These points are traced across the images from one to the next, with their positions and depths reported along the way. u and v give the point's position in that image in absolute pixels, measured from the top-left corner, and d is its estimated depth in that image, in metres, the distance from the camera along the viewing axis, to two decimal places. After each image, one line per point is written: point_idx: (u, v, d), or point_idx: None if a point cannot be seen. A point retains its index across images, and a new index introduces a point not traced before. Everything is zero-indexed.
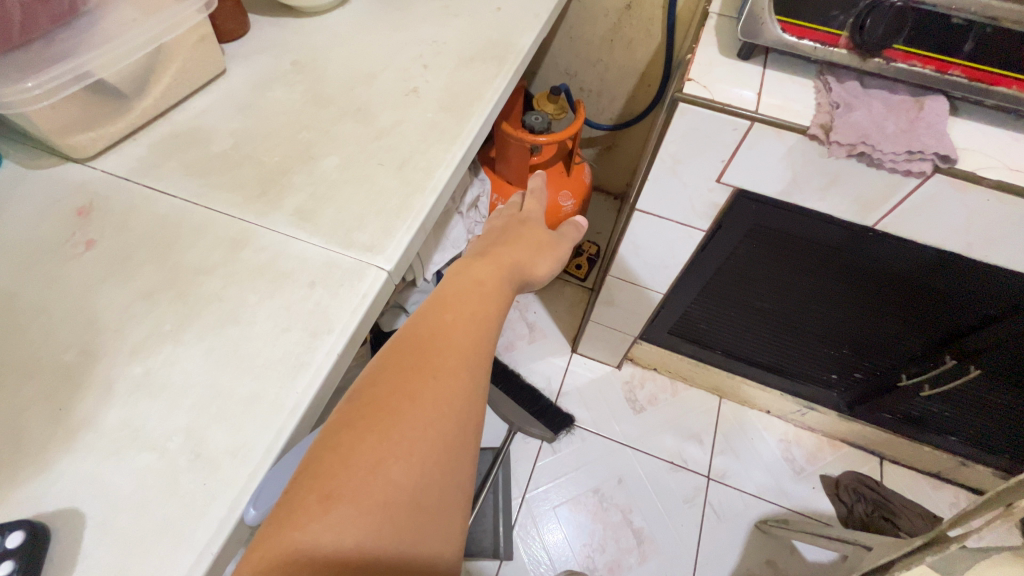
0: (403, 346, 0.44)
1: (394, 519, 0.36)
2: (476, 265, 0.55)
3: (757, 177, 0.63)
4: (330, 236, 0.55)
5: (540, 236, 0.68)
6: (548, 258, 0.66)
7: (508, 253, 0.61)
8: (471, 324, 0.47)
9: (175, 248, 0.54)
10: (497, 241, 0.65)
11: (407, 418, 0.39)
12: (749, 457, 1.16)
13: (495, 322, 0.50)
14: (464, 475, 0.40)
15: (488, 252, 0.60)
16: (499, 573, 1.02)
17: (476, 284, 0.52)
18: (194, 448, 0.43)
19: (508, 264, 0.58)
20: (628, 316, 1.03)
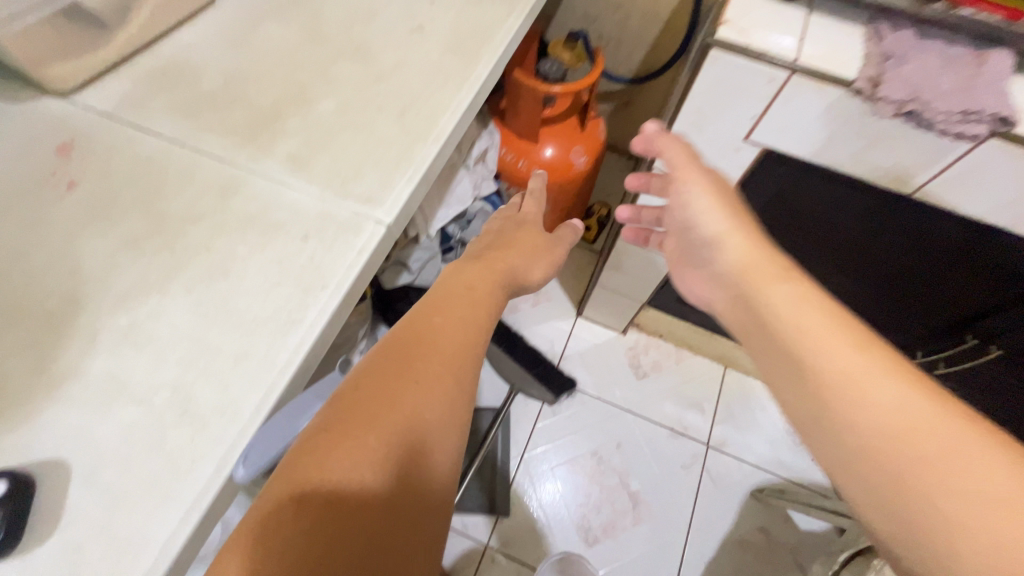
0: (390, 348, 0.44)
1: (366, 523, 0.35)
2: (468, 271, 0.56)
3: (789, 137, 0.58)
4: (325, 186, 0.51)
5: (535, 239, 0.68)
6: (544, 263, 0.66)
7: (504, 257, 0.61)
8: (459, 329, 0.47)
9: (161, 194, 0.51)
10: (494, 244, 0.65)
11: (387, 400, 0.40)
12: (749, 427, 1.15)
13: (484, 327, 0.49)
14: (443, 480, 0.40)
15: (483, 256, 0.60)
16: (495, 529, 1.04)
17: (466, 288, 0.53)
18: (182, 404, 0.41)
19: (502, 269, 0.58)
20: (638, 282, 1.00)
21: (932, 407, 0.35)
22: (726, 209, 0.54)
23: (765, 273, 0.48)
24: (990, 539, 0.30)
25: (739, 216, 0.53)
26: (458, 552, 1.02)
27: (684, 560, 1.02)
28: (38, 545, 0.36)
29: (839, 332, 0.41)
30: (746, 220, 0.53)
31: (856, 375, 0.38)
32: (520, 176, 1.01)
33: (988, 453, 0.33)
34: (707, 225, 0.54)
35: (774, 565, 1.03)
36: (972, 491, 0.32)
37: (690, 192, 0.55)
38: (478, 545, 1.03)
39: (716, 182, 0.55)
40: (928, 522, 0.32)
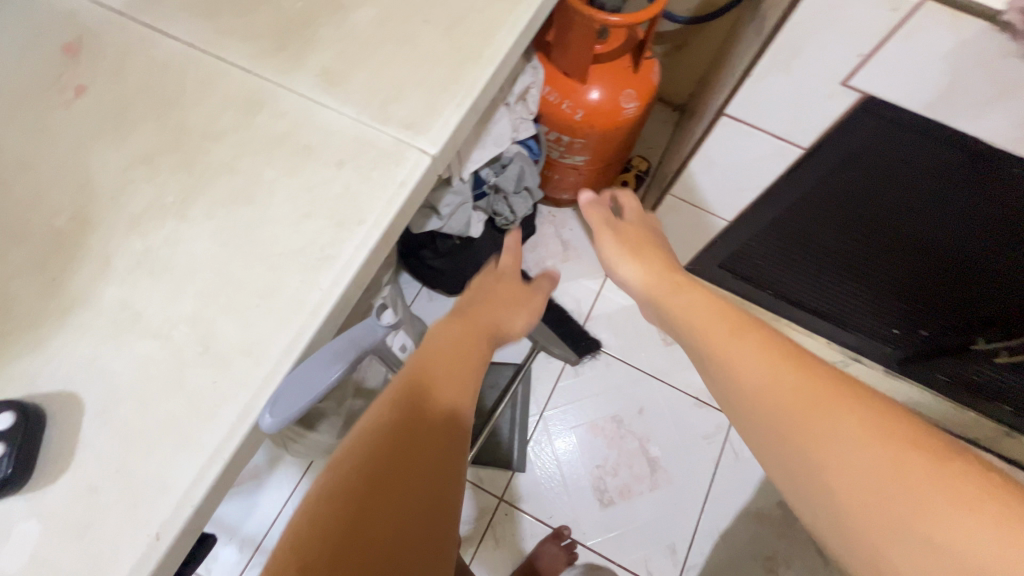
0: (390, 401, 0.41)
1: None
2: (446, 326, 0.53)
3: (898, 83, 0.50)
4: (363, 107, 0.45)
5: (514, 291, 0.63)
6: (526, 316, 0.62)
7: (481, 313, 0.57)
8: (451, 379, 0.45)
9: (179, 105, 0.45)
10: (471, 299, 0.61)
11: (389, 447, 0.38)
12: None
13: (472, 377, 0.47)
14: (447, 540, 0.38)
15: (461, 312, 0.57)
16: (510, 483, 1.03)
17: (450, 340, 0.50)
18: (202, 342, 0.37)
19: (482, 326, 0.55)
20: (679, 244, 0.94)
21: (786, 365, 0.38)
22: (636, 254, 0.60)
23: (661, 283, 0.55)
24: (837, 460, 0.33)
25: (645, 257, 0.60)
26: (471, 503, 1.02)
27: (698, 528, 1.01)
28: (51, 483, 0.33)
29: (718, 321, 0.45)
30: (651, 258, 0.60)
31: (731, 353, 0.41)
32: (562, 120, 0.93)
33: (838, 392, 0.35)
34: (620, 270, 0.61)
35: (790, 541, 1.01)
36: (827, 424, 0.34)
37: (603, 246, 0.63)
38: (491, 498, 1.02)
39: (630, 236, 0.63)
40: (802, 458, 0.34)
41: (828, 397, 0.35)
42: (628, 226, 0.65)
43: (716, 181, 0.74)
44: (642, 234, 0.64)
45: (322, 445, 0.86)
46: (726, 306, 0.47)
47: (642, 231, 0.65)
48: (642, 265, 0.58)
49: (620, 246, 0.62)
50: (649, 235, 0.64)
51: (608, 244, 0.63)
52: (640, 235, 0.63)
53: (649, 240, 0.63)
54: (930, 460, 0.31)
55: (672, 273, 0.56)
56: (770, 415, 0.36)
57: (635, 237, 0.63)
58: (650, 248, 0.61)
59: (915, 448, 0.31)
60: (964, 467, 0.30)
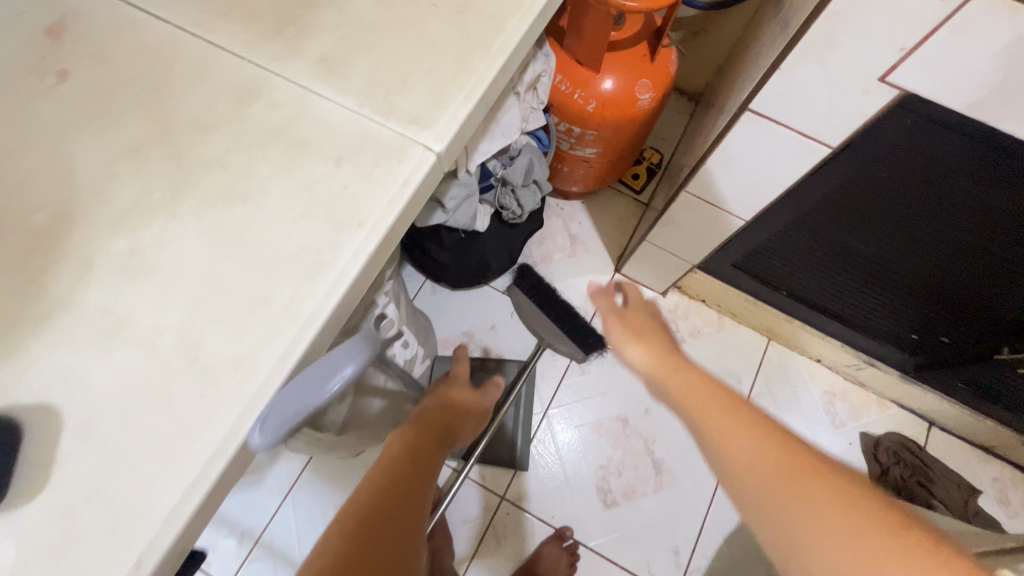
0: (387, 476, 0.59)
1: None
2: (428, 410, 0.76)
3: (941, 81, 0.46)
4: (364, 98, 0.42)
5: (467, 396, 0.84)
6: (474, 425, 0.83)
7: (443, 416, 0.76)
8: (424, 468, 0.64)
9: (167, 93, 0.42)
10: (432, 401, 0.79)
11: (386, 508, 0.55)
12: (788, 407, 1.08)
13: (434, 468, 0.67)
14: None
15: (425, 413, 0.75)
16: (512, 482, 1.02)
17: (427, 439, 0.69)
18: (190, 352, 0.34)
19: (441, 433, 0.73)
20: (692, 242, 0.91)
21: (771, 444, 0.44)
22: (640, 339, 0.64)
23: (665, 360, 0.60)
24: (813, 536, 0.38)
25: (646, 340, 0.64)
26: (473, 501, 1.01)
27: (702, 530, 1.00)
28: (27, 502, 0.31)
29: (711, 399, 0.50)
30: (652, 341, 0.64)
31: (721, 430, 0.47)
32: (574, 110, 0.89)
33: (809, 472, 0.41)
34: (624, 351, 0.65)
35: None
36: (802, 504, 0.39)
37: (610, 331, 0.67)
38: (493, 496, 1.01)
39: (635, 320, 0.67)
40: (786, 532, 0.39)
41: (803, 476, 0.41)
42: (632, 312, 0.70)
43: (735, 179, 0.70)
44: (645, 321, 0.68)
45: (323, 441, 0.84)
46: (716, 384, 0.53)
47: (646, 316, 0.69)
48: (645, 347, 0.62)
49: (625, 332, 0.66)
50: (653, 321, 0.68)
51: (614, 328, 0.68)
52: (646, 322, 0.67)
53: (653, 327, 0.67)
54: (886, 533, 0.36)
55: (673, 353, 0.60)
56: (751, 487, 0.42)
57: (640, 324, 0.67)
58: (653, 333, 0.65)
59: (869, 514, 0.37)
60: (924, 540, 0.35)
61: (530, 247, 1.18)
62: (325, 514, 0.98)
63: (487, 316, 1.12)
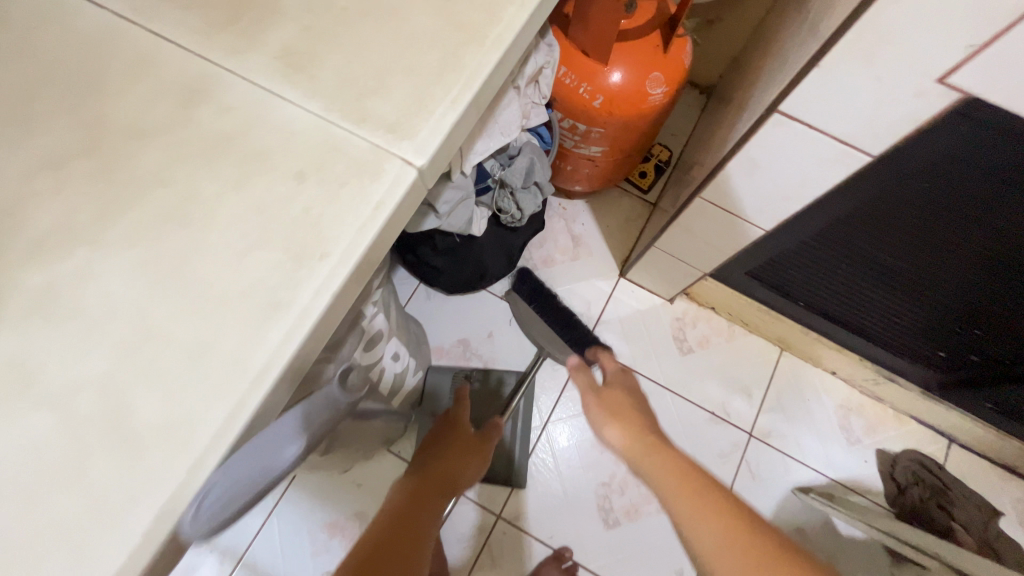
0: (373, 545, 0.51)
1: None
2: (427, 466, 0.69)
3: (1014, 83, 0.39)
4: (331, 101, 0.35)
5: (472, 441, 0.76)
6: (478, 467, 0.74)
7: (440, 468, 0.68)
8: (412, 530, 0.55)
9: (94, 91, 0.35)
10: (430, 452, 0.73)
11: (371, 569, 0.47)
12: (801, 422, 1.03)
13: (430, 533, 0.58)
14: None
15: (419, 471, 0.68)
16: (509, 500, 0.97)
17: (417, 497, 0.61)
18: (113, 416, 0.28)
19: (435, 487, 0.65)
20: (704, 250, 0.84)
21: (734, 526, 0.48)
22: (615, 415, 0.71)
23: (632, 429, 0.67)
24: None
25: (621, 414, 0.71)
26: (468, 520, 0.96)
27: None
28: None
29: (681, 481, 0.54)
30: (626, 414, 0.71)
31: (692, 516, 0.50)
32: (578, 106, 0.82)
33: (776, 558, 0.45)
34: (602, 428, 0.72)
35: None
36: None
37: (589, 410, 0.74)
38: (489, 514, 0.96)
39: (611, 399, 0.75)
40: None
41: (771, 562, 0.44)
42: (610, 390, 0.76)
43: (756, 186, 0.64)
44: (623, 399, 0.75)
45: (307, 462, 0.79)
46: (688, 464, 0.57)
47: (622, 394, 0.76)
48: (619, 424, 0.69)
49: (602, 411, 0.73)
50: (629, 399, 0.75)
51: (593, 407, 0.74)
52: (622, 401, 0.74)
53: (631, 407, 0.73)
54: None
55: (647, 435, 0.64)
56: (729, 575, 0.45)
57: (616, 401, 0.74)
58: (628, 410, 0.72)
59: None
60: None
61: (531, 249, 1.12)
62: (311, 532, 0.93)
63: (484, 322, 1.06)
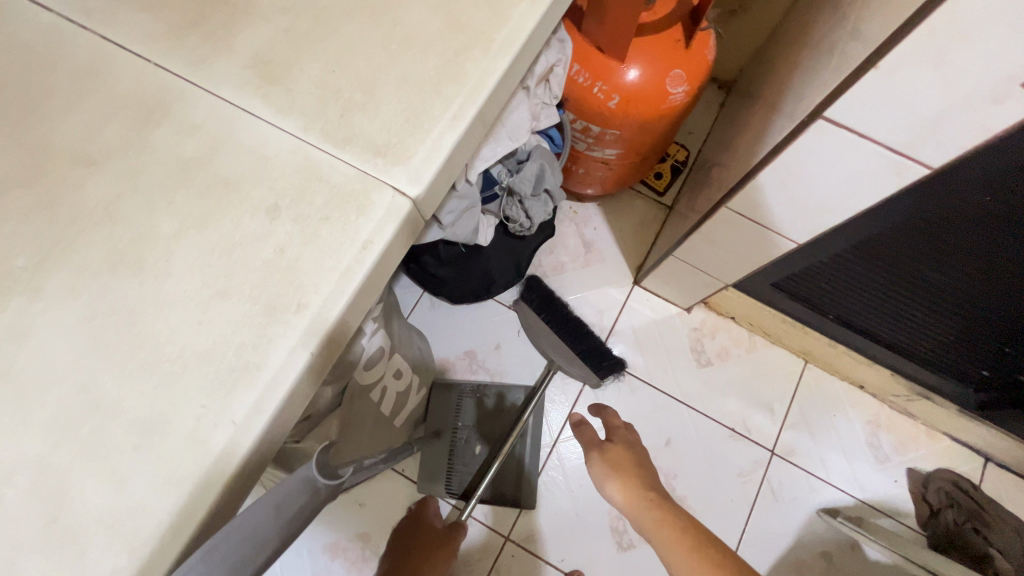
0: None
1: None
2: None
3: None
4: (311, 118, 0.30)
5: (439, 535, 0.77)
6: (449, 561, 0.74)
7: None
8: None
9: (35, 110, 0.30)
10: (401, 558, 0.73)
11: None
12: (826, 439, 0.97)
13: None
14: None
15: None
16: (518, 521, 0.92)
17: None
18: (48, 508, 0.24)
19: None
20: (727, 261, 0.78)
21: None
22: (618, 474, 0.65)
23: (635, 483, 0.64)
24: None
25: (625, 471, 0.65)
26: (474, 542, 0.91)
27: None
28: None
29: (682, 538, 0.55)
30: (630, 473, 0.66)
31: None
32: (592, 107, 0.76)
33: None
34: (604, 485, 0.66)
35: None
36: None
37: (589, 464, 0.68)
38: (497, 536, 0.92)
39: (616, 454, 0.68)
40: None
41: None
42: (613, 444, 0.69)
43: (790, 198, 0.58)
44: (629, 454, 0.68)
45: None
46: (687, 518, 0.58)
47: (628, 445, 0.69)
48: (625, 486, 0.64)
49: (604, 466, 0.67)
50: (634, 450, 0.69)
51: (594, 462, 0.68)
52: (629, 457, 0.67)
53: (637, 459, 0.67)
54: None
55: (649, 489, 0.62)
56: None
57: (620, 455, 0.68)
58: (632, 466, 0.66)
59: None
60: None
61: (540, 255, 1.06)
62: (312, 555, 0.89)
63: (491, 333, 1.01)
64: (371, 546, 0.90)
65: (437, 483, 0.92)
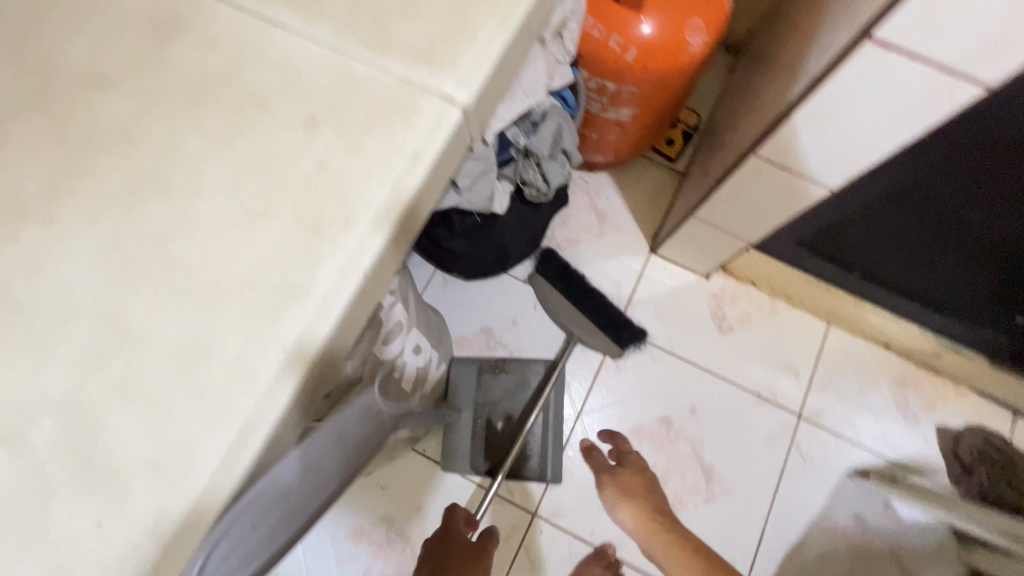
0: None
1: None
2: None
3: None
4: (344, 26, 0.27)
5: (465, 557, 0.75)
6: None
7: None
8: None
9: (38, 28, 0.27)
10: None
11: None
12: (853, 401, 0.95)
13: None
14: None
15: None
16: (544, 496, 0.90)
17: None
18: (78, 450, 0.21)
19: None
20: (753, 217, 0.76)
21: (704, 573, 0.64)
22: (625, 496, 0.79)
23: (642, 512, 0.76)
24: None
25: (633, 491, 0.80)
26: (500, 519, 0.89)
27: (761, 543, 0.89)
28: None
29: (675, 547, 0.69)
30: (637, 495, 0.79)
31: None
32: (608, 63, 0.73)
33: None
34: (616, 509, 0.80)
35: (867, 558, 0.88)
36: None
37: (603, 487, 0.83)
38: (523, 513, 0.89)
39: (625, 478, 0.82)
40: None
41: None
42: (625, 469, 0.83)
43: (827, 138, 0.55)
44: (640, 478, 0.82)
45: None
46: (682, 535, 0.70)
47: (639, 468, 0.83)
48: (631, 507, 0.77)
49: (616, 493, 0.81)
50: (646, 475, 0.82)
51: (608, 490, 0.82)
52: (638, 479, 0.81)
53: (645, 483, 0.80)
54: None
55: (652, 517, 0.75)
56: None
57: (631, 482, 0.81)
58: (640, 490, 0.79)
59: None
60: None
61: (553, 228, 1.03)
62: (335, 541, 0.87)
63: (507, 308, 0.98)
64: (396, 528, 0.88)
65: (461, 462, 0.89)
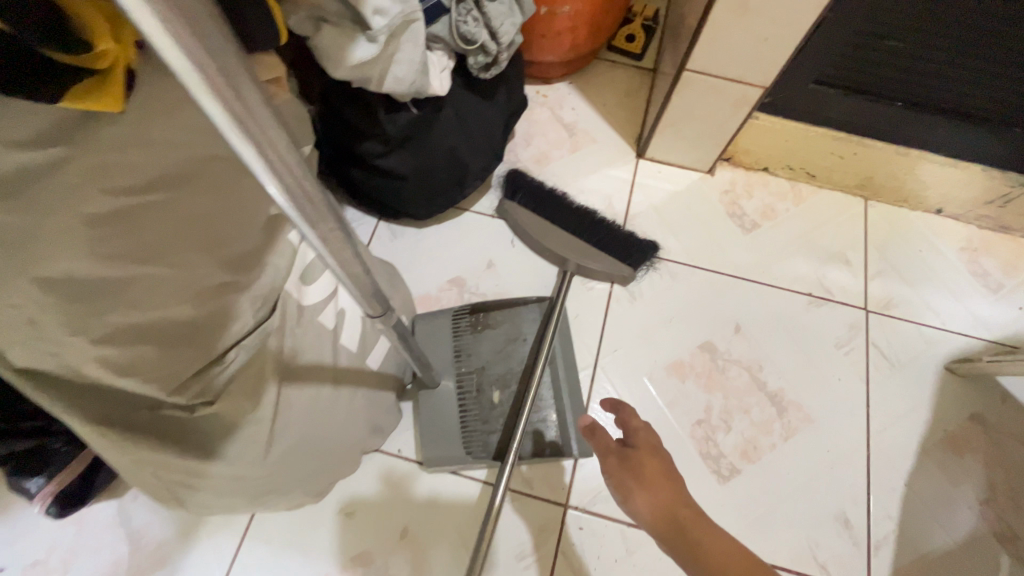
0: None
1: None
2: None
3: None
4: None
5: None
6: None
7: None
8: None
9: None
10: None
11: None
12: (923, 280, 0.76)
13: None
14: None
15: None
16: (576, 476, 0.66)
17: None
18: None
19: None
20: (765, 39, 0.58)
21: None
22: (642, 482, 0.45)
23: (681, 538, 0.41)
24: None
25: (658, 487, 0.44)
26: (523, 524, 0.64)
27: (868, 480, 0.66)
28: None
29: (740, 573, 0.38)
30: (660, 482, 0.45)
31: None
32: None
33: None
34: (627, 503, 0.45)
35: (1008, 468, 0.67)
36: None
37: (607, 476, 0.47)
38: (554, 507, 0.65)
39: (643, 459, 0.46)
40: None
41: None
42: (637, 446, 0.47)
43: None
44: (660, 458, 0.46)
45: (254, 483, 0.50)
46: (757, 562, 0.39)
47: (659, 448, 0.47)
48: (654, 498, 0.44)
49: (625, 476, 0.46)
50: (669, 458, 0.47)
51: (612, 474, 0.46)
52: (658, 463, 0.46)
53: (667, 465, 0.46)
54: None
55: (686, 524, 0.42)
56: None
57: (651, 467, 0.46)
58: (664, 472, 0.45)
59: None
60: None
61: (515, 150, 0.84)
62: None
63: (479, 250, 0.77)
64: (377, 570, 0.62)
65: (451, 454, 0.64)
